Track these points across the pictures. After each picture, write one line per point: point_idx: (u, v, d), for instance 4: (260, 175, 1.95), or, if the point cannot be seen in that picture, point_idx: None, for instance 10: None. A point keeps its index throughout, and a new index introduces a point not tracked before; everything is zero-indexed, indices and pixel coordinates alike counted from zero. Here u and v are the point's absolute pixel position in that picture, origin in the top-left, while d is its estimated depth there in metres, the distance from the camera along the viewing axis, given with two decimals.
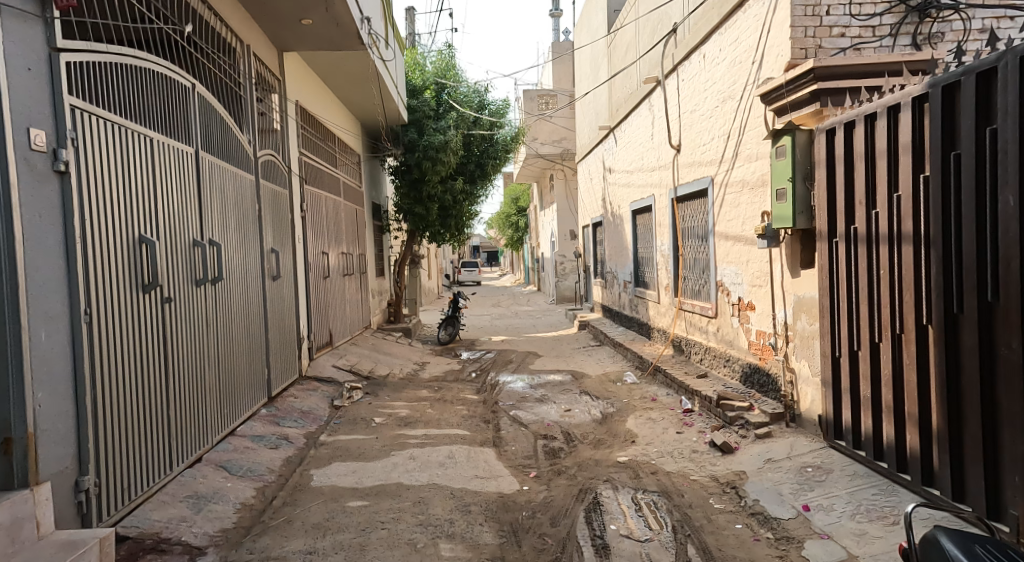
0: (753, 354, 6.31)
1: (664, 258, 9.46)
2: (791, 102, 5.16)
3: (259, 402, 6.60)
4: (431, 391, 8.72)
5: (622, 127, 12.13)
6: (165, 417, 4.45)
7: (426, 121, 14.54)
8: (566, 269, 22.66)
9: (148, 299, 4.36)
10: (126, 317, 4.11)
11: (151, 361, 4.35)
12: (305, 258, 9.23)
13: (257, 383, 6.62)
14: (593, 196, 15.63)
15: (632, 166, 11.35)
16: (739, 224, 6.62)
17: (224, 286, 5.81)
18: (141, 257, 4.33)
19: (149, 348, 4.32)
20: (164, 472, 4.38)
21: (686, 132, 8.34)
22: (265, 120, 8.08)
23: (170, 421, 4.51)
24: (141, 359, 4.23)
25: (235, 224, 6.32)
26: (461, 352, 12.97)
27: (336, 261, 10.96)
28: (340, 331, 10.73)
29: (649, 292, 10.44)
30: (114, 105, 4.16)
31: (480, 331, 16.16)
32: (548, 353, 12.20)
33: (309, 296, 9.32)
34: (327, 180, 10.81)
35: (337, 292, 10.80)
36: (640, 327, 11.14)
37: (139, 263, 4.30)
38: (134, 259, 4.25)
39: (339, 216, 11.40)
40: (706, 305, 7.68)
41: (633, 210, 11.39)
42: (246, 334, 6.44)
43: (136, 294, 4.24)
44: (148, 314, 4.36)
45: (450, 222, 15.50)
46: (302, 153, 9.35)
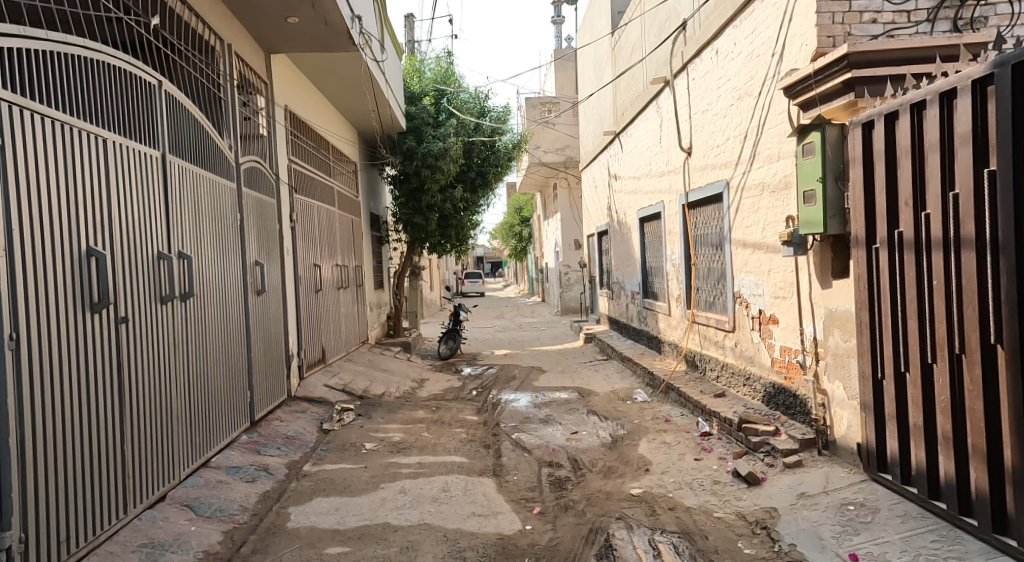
0: (778, 373, 5.78)
1: (675, 268, 8.94)
2: (820, 94, 4.63)
3: (239, 429, 6.12)
4: (428, 412, 8.19)
5: (628, 132, 11.65)
6: (115, 453, 3.95)
7: (425, 128, 14.08)
8: (571, 280, 22.15)
9: (94, 318, 3.87)
10: (64, 339, 3.63)
11: (97, 389, 3.85)
12: (297, 272, 8.74)
13: (238, 408, 6.14)
14: (598, 204, 15.13)
15: (640, 172, 10.84)
16: (759, 230, 6.09)
17: (198, 304, 5.32)
18: (86, 272, 3.85)
19: (94, 374, 3.84)
20: (112, 516, 3.87)
21: (698, 134, 7.83)
22: (248, 125, 7.60)
23: (121, 456, 4.01)
24: (84, 387, 3.74)
25: (212, 236, 5.84)
26: (462, 367, 12.44)
27: (331, 274, 10.46)
28: (334, 347, 10.23)
29: (659, 304, 9.91)
30: (52, 99, 3.69)
31: (482, 345, 15.63)
32: (553, 369, 11.66)
33: (301, 312, 8.82)
34: (320, 190, 10.33)
35: (331, 307, 10.30)
36: (650, 340, 10.59)
37: (83, 278, 3.82)
38: (77, 275, 3.77)
39: (333, 226, 10.90)
40: (722, 318, 7.15)
41: (641, 217, 10.88)
42: (225, 354, 5.94)
43: (78, 313, 3.75)
44: (94, 336, 3.87)
45: (450, 233, 15.01)
46: (291, 160, 8.87)
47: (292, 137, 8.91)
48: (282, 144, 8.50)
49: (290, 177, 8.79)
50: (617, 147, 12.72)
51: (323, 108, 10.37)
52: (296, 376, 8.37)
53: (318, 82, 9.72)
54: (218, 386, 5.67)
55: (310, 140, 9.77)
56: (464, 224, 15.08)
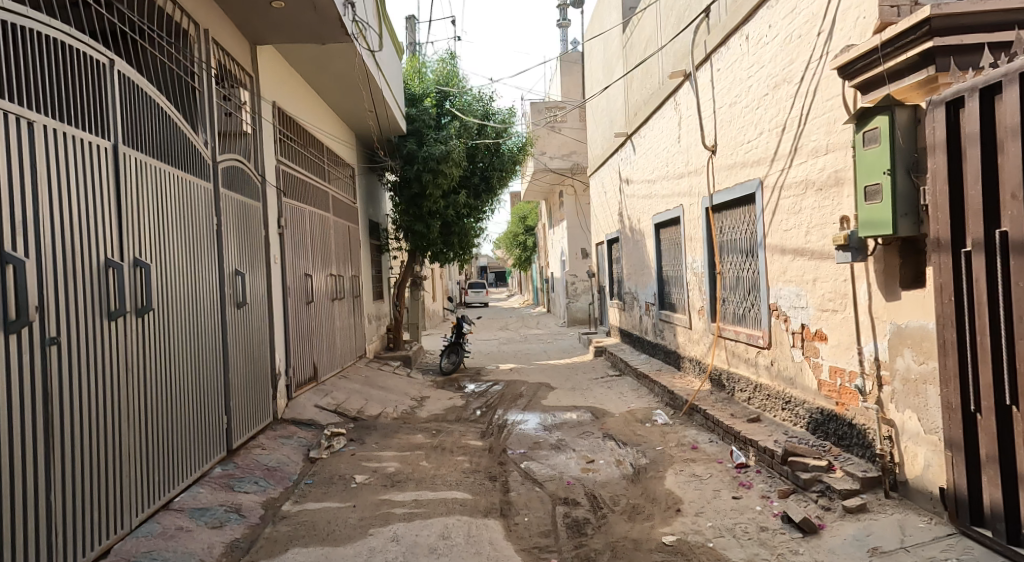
0: (827, 398, 5.04)
1: (697, 277, 8.21)
2: (887, 72, 3.89)
3: (213, 458, 5.45)
4: (428, 436, 7.46)
5: (641, 133, 10.97)
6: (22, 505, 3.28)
7: (426, 130, 13.42)
8: (577, 290, 21.46)
9: None
10: None
11: None
12: (286, 283, 8.04)
13: (212, 436, 5.46)
14: (608, 211, 14.44)
15: (655, 175, 10.12)
16: (804, 234, 5.36)
17: (158, 318, 4.64)
18: None
19: None
20: None
21: (723, 129, 7.12)
22: (229, 122, 6.92)
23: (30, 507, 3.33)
24: None
25: (181, 241, 5.18)
26: (466, 383, 11.69)
27: (324, 285, 9.76)
28: (328, 364, 9.51)
29: (677, 316, 9.18)
30: None
31: (487, 358, 14.92)
32: (562, 385, 10.94)
33: (291, 326, 8.12)
34: (314, 195, 9.64)
35: (324, 320, 9.59)
36: (667, 355, 9.87)
37: None
38: None
39: (328, 233, 10.20)
40: (755, 333, 6.42)
41: (656, 223, 10.18)
42: (197, 376, 5.24)
43: None
44: None
45: (453, 241, 14.32)
46: (280, 161, 8.16)
47: (281, 136, 8.22)
48: (270, 143, 7.81)
49: (279, 179, 8.11)
50: (629, 150, 12.01)
51: (315, 107, 9.71)
52: (283, 396, 7.67)
53: (311, 79, 9.06)
54: (187, 412, 5.00)
55: (301, 141, 9.09)
56: (467, 232, 14.38)
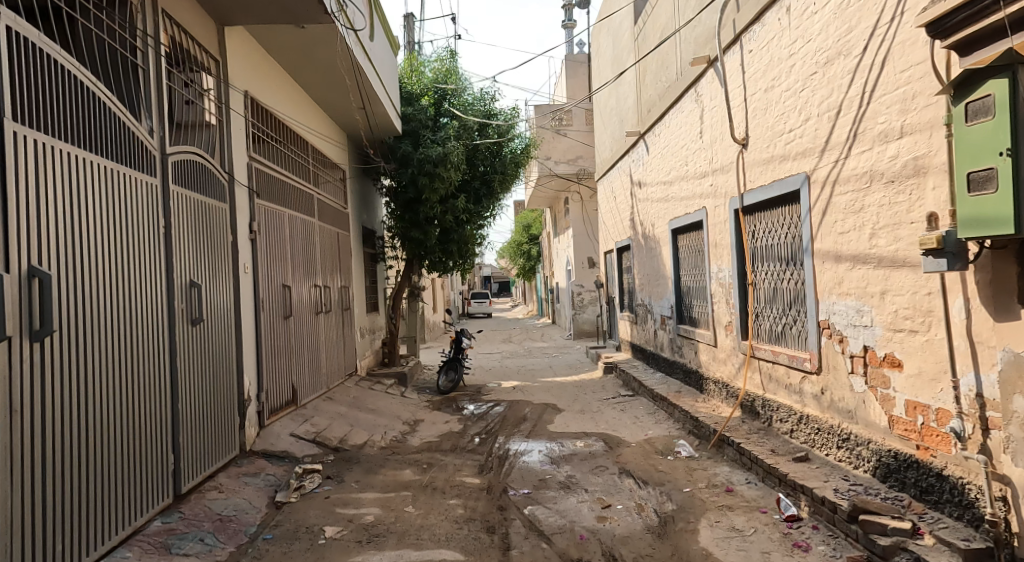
0: (903, 438, 4.10)
1: (725, 289, 7.24)
2: (1008, 20, 3.18)
3: (143, 510, 4.55)
4: (418, 471, 6.51)
5: (656, 130, 10.07)
6: None
7: (423, 131, 12.53)
8: (584, 301, 20.53)
9: None
10: None
11: None
12: (260, 296, 7.09)
13: (141, 482, 4.56)
14: (618, 217, 13.51)
15: (673, 176, 9.17)
16: (867, 238, 4.42)
17: (50, 347, 3.81)
18: None
19: None
20: None
21: (757, 118, 6.19)
22: (190, 111, 5.99)
23: None
24: None
25: (101, 247, 4.29)
26: (465, 404, 10.70)
27: (307, 298, 8.81)
28: (310, 386, 8.54)
29: (700, 332, 8.23)
30: None
31: (489, 375, 13.98)
32: (570, 406, 9.99)
33: (266, 345, 7.17)
34: (296, 198, 8.70)
35: (307, 337, 8.64)
36: (686, 376, 8.92)
37: None
38: None
39: (312, 240, 9.26)
40: (801, 355, 5.45)
41: (674, 229, 9.25)
42: (120, 412, 4.38)
43: None
44: None
45: (452, 249, 13.38)
46: (253, 159, 7.22)
47: (255, 130, 7.29)
48: (241, 138, 6.87)
49: (254, 180, 7.16)
50: (642, 150, 11.06)
51: (297, 101, 8.80)
52: (253, 425, 6.74)
53: (292, 68, 8.15)
54: (94, 453, 4.11)
55: (280, 137, 8.16)
56: (467, 239, 13.43)
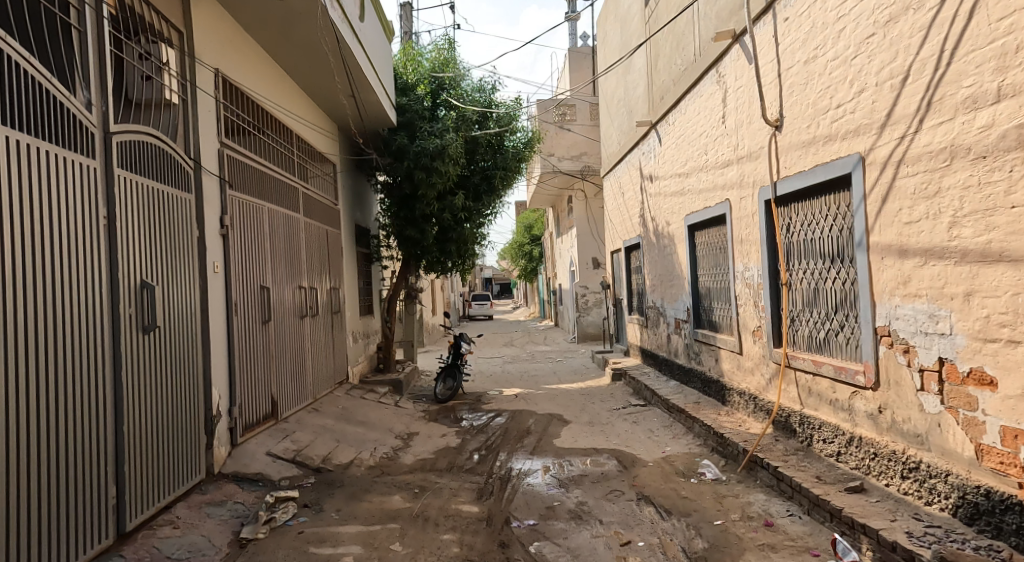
0: (997, 474, 3.48)
1: (753, 290, 6.49)
2: None
3: (69, 557, 3.85)
4: (410, 496, 5.77)
5: (669, 118, 9.35)
6: None
7: (419, 122, 11.79)
8: (588, 303, 19.78)
9: None
10: None
11: None
12: (233, 298, 6.32)
13: (66, 524, 3.84)
14: (627, 215, 12.77)
15: (690, 167, 8.44)
16: (945, 227, 3.75)
17: None
18: None
19: None
20: None
21: (793, 94, 5.46)
22: (149, 88, 5.24)
23: None
24: None
25: (11, 247, 3.57)
26: (463, 414, 9.96)
27: (291, 301, 8.04)
28: (293, 397, 7.77)
29: (722, 338, 7.49)
30: None
31: (490, 381, 13.22)
32: (577, 417, 9.25)
33: (240, 354, 6.41)
34: (278, 191, 7.92)
35: (290, 343, 7.87)
36: (705, 385, 8.18)
37: None
38: None
39: (297, 238, 8.50)
40: (853, 367, 4.70)
41: (690, 225, 8.53)
42: (33, 442, 3.65)
43: None
44: None
45: (451, 249, 12.62)
46: (225, 146, 6.45)
47: (228, 113, 6.53)
48: (211, 120, 6.11)
49: (226, 169, 6.39)
50: (654, 141, 10.34)
51: (279, 84, 8.04)
52: (224, 443, 5.98)
53: (271, 47, 7.40)
54: None
55: (258, 122, 7.40)
56: (467, 238, 12.65)
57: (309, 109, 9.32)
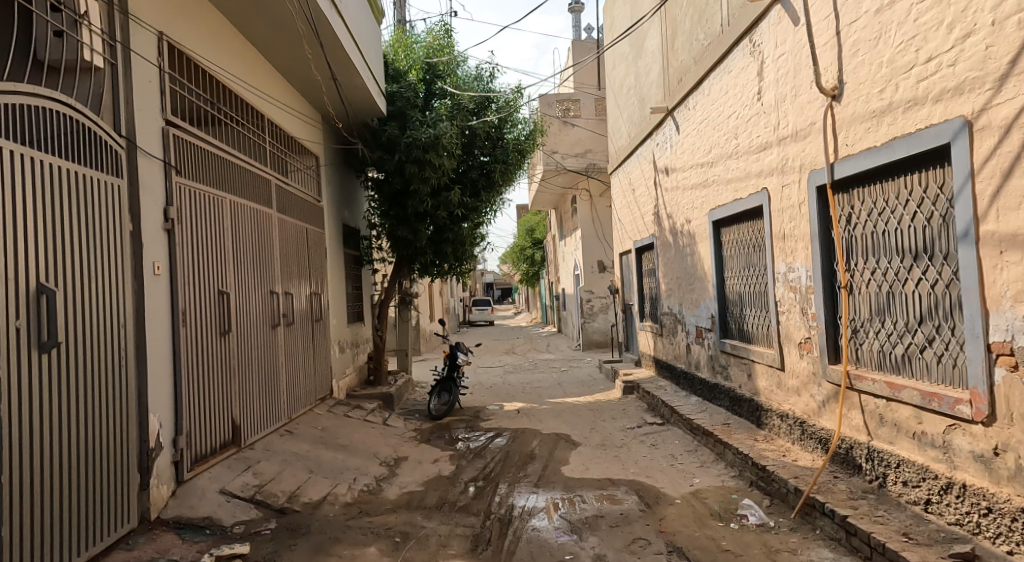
0: None
1: (801, 295, 5.46)
2: None
3: None
4: (390, 547, 4.75)
5: (690, 101, 8.37)
6: None
7: (410, 110, 10.79)
8: (593, 308, 18.74)
9: None
10: None
11: None
12: (181, 305, 5.30)
13: None
14: (638, 213, 11.77)
15: (715, 155, 7.44)
16: None
17: None
18: None
19: None
20: None
21: (857, 53, 4.47)
22: (59, 47, 4.28)
23: None
24: None
25: None
26: (459, 434, 8.92)
27: (260, 308, 7.02)
28: (261, 419, 6.74)
29: (757, 350, 6.47)
30: None
31: (490, 394, 12.19)
32: (587, 438, 8.22)
33: (191, 370, 5.38)
34: (244, 181, 6.92)
35: (259, 356, 6.86)
36: (734, 404, 7.15)
37: None
38: None
39: (269, 236, 7.48)
40: (948, 392, 3.75)
41: (716, 220, 7.53)
42: None
43: None
44: None
45: (446, 251, 11.59)
46: (172, 125, 5.44)
47: (175, 86, 5.53)
48: (150, 91, 5.10)
49: (173, 151, 5.38)
50: (671, 129, 9.35)
51: (244, 60, 7.03)
52: (167, 481, 4.96)
53: (229, 10, 6.43)
54: None
55: (214, 99, 6.40)
56: (463, 239, 11.63)
57: (283, 91, 8.30)
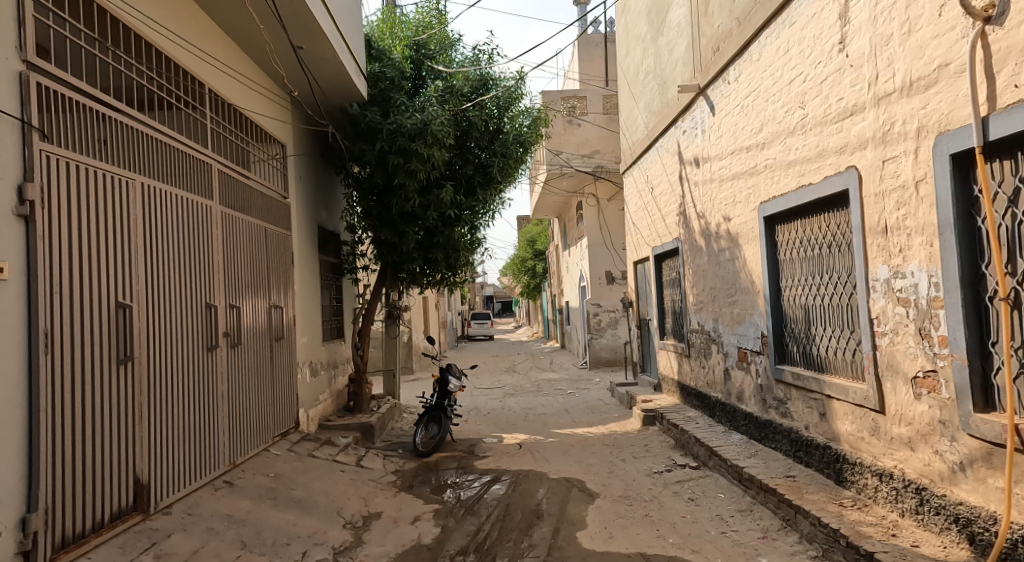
0: None
1: (917, 311, 3.90)
2: None
3: None
4: None
5: (731, 72, 6.90)
6: None
7: (394, 93, 9.31)
8: (601, 323, 17.17)
9: None
10: None
11: None
12: (43, 324, 3.80)
13: None
14: (658, 215, 10.26)
15: (770, 133, 5.92)
16: None
17: None
18: None
19: None
20: None
21: None
22: None
23: None
24: None
25: None
26: (449, 478, 7.35)
27: (190, 326, 5.46)
28: (184, 472, 5.16)
29: (837, 383, 4.93)
30: None
31: (488, 422, 10.61)
32: (607, 485, 6.65)
33: (59, 414, 3.85)
34: (168, 161, 5.40)
35: (186, 389, 5.30)
36: (797, 449, 5.60)
37: None
38: None
39: (207, 234, 5.96)
40: None
41: (771, 215, 6.01)
42: None
43: None
44: None
45: (436, 258, 10.00)
46: (37, 70, 3.97)
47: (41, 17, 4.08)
48: None
49: (37, 109, 3.89)
50: (704, 110, 7.83)
51: None
52: None
53: None
54: None
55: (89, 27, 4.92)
56: (457, 245, 10.04)
57: (225, 50, 6.84)
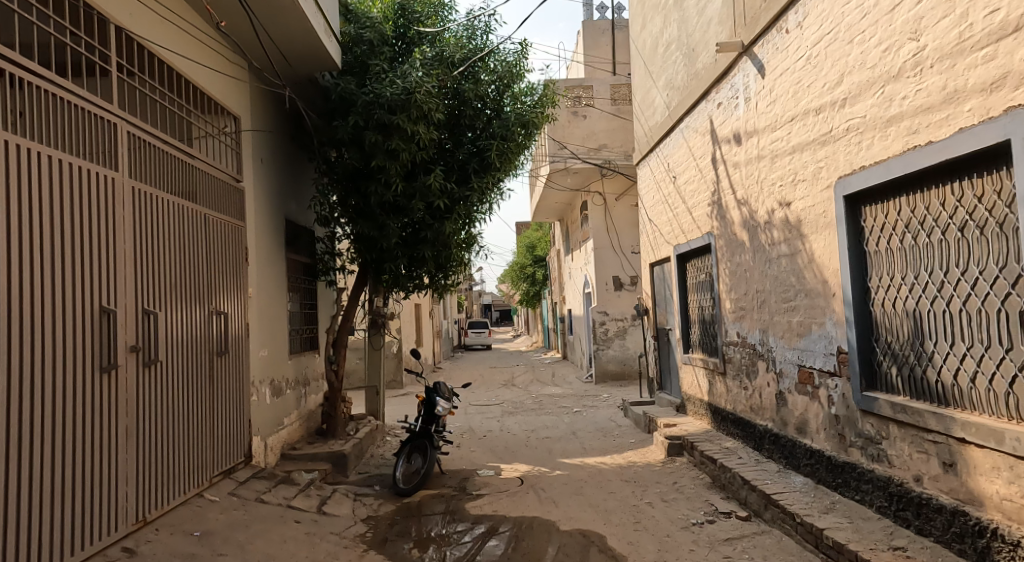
0: None
1: None
2: None
3: None
4: None
5: (789, 19, 5.48)
6: None
7: (374, 61, 7.88)
8: (609, 333, 15.67)
9: None
10: None
11: None
12: None
13: None
14: (682, 208, 8.80)
15: (857, 85, 4.45)
16: None
17: None
18: None
19: None
20: None
21: None
22: None
23: None
24: None
25: None
26: (434, 528, 5.85)
27: (64, 338, 4.08)
28: (38, 541, 3.82)
29: (986, 425, 3.47)
30: None
31: (484, 450, 9.09)
32: (635, 543, 5.16)
33: None
34: (36, 113, 3.98)
35: (56, 424, 3.98)
36: (903, 507, 4.11)
37: None
38: None
39: (107, 217, 4.52)
40: None
41: (856, 193, 4.55)
42: None
43: None
44: None
45: (423, 256, 8.48)
46: None
47: None
48: None
49: None
50: (748, 74, 6.39)
51: None
52: None
53: None
54: None
55: None
56: (448, 242, 8.54)
57: None
